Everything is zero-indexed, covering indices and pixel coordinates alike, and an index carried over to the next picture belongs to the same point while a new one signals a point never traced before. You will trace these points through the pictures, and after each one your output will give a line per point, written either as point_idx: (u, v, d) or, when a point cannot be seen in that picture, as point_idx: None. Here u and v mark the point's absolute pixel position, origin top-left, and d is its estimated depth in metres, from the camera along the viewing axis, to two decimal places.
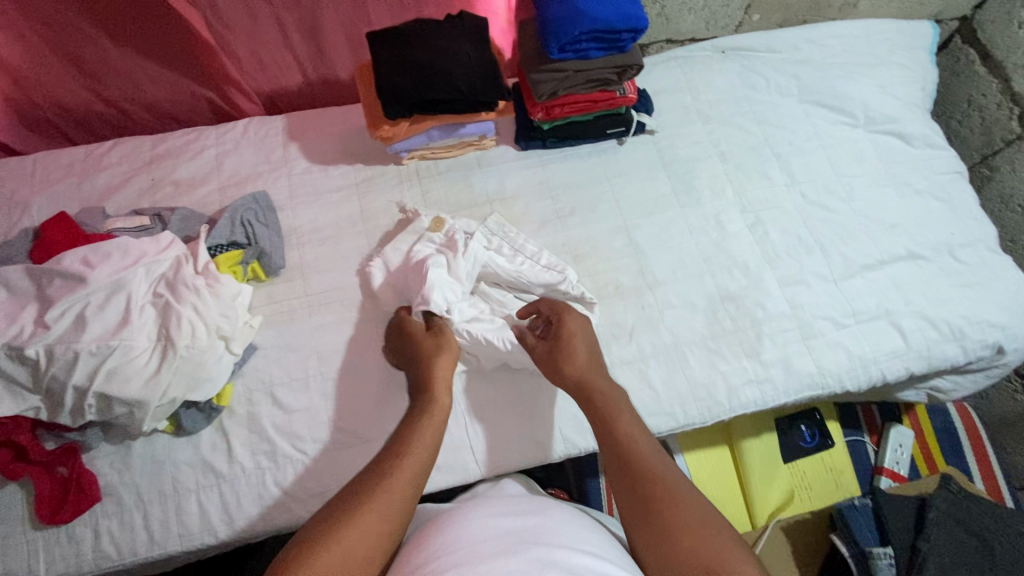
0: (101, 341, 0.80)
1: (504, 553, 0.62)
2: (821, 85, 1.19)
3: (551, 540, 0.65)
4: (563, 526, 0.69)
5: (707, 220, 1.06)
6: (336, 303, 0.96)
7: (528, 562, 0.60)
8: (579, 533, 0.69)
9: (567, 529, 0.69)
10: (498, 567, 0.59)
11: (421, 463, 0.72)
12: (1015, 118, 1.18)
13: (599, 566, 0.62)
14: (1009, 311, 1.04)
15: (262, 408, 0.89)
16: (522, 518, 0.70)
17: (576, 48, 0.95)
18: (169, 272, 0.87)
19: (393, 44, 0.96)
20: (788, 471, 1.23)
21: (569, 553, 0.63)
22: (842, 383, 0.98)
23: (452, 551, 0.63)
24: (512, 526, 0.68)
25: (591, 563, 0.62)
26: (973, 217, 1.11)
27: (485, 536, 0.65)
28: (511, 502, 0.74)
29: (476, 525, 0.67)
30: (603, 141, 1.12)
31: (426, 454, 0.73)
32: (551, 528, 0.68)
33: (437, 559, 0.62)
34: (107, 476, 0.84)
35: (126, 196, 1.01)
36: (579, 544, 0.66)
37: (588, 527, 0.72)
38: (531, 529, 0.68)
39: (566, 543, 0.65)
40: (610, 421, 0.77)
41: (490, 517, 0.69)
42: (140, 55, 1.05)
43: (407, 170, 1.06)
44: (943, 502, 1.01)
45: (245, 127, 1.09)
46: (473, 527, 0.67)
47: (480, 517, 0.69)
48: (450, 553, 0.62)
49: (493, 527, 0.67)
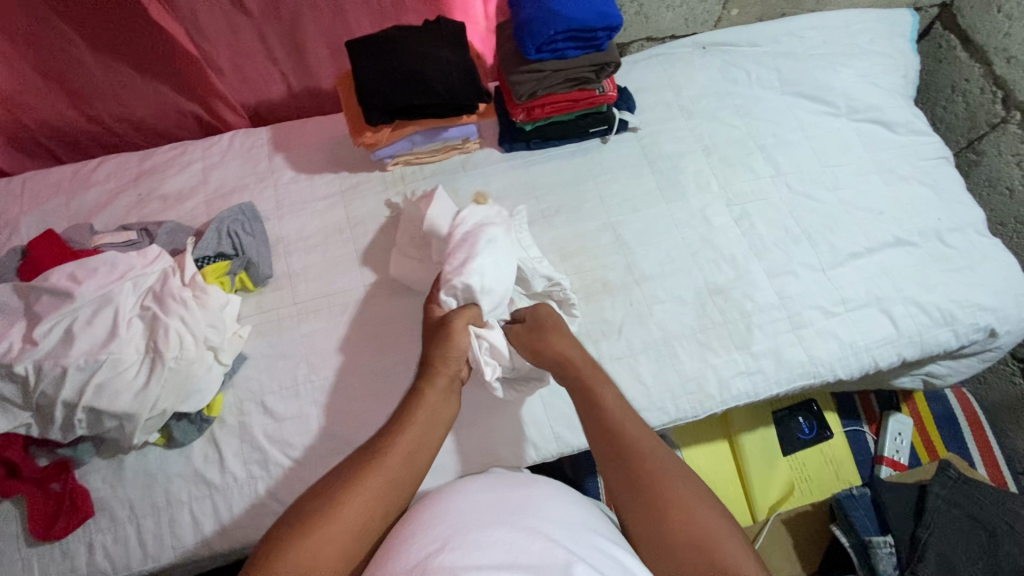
0: (90, 355, 0.80)
1: (491, 525, 0.63)
2: (803, 76, 1.19)
3: (538, 512, 0.66)
4: (551, 497, 0.70)
5: (693, 214, 1.07)
6: (325, 310, 0.96)
7: (513, 533, 0.61)
8: (569, 504, 0.70)
9: (556, 499, 0.70)
10: (484, 539, 0.60)
11: (421, 455, 0.73)
12: (999, 102, 1.18)
13: (585, 537, 0.63)
14: (999, 293, 1.03)
15: (253, 417, 0.89)
16: (511, 489, 0.71)
17: (553, 47, 0.96)
18: (156, 285, 0.88)
19: (373, 50, 0.97)
20: (788, 463, 1.22)
21: (555, 527, 0.64)
22: (834, 372, 0.98)
23: (441, 523, 0.64)
24: (500, 497, 0.69)
25: (574, 535, 0.63)
26: (959, 201, 1.11)
27: (474, 508, 0.66)
28: (500, 476, 0.75)
29: (465, 499, 0.68)
30: (587, 140, 1.13)
31: (426, 446, 0.74)
32: (540, 499, 0.69)
33: (428, 531, 0.63)
34: (99, 491, 0.84)
35: (114, 212, 1.02)
36: (567, 516, 0.67)
37: (575, 497, 0.73)
38: (518, 500, 0.68)
39: (554, 514, 0.66)
40: (593, 395, 0.78)
41: (478, 491, 0.70)
42: (124, 73, 1.06)
43: (392, 176, 1.07)
44: (942, 488, 1.00)
45: (231, 140, 1.10)
46: (461, 503, 0.67)
47: (468, 492, 0.70)
48: (439, 525, 0.64)
49: (480, 500, 0.68)
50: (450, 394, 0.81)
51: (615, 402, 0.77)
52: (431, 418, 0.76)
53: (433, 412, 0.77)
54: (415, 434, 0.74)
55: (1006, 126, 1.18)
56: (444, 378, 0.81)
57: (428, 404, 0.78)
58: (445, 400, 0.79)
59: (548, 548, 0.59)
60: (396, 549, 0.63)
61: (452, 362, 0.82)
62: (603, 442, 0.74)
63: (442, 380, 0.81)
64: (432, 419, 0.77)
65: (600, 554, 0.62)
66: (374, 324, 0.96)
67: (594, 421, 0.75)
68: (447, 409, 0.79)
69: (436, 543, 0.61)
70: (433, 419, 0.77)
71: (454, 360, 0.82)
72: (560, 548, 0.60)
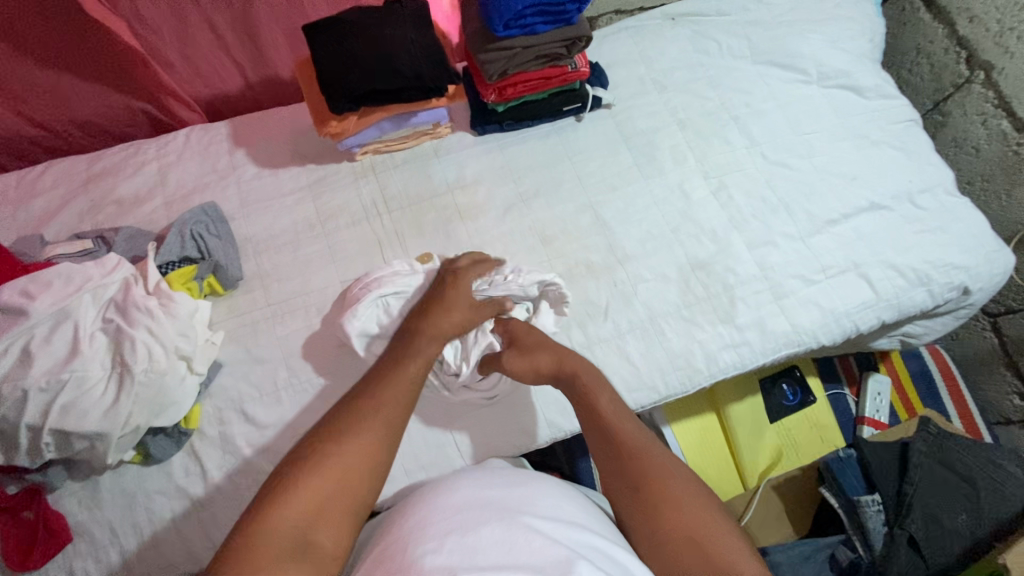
0: (51, 374, 0.75)
1: (489, 522, 0.62)
2: (772, 44, 1.18)
3: (536, 511, 0.65)
4: (548, 494, 0.70)
5: (672, 189, 1.05)
6: (300, 310, 0.92)
7: (510, 533, 0.60)
8: (563, 503, 0.69)
9: (553, 497, 0.70)
10: (482, 539, 0.59)
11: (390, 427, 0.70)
12: (963, 62, 1.19)
13: (583, 535, 0.63)
14: (971, 252, 1.05)
15: (233, 426, 0.86)
16: (508, 486, 0.70)
17: (522, 23, 0.94)
18: (118, 295, 0.83)
19: (331, 35, 0.92)
20: (774, 430, 1.24)
21: (553, 525, 0.63)
22: (818, 339, 0.99)
23: (437, 521, 0.62)
24: (495, 495, 0.67)
25: (569, 533, 0.63)
26: (929, 162, 1.13)
27: (471, 504, 0.65)
28: (492, 473, 0.73)
29: (460, 497, 0.67)
30: (561, 119, 1.10)
31: (413, 395, 0.75)
32: (537, 497, 0.69)
33: (423, 529, 0.62)
34: (76, 514, 0.80)
35: (66, 220, 0.95)
36: (565, 515, 0.66)
37: (568, 493, 0.72)
38: (512, 499, 0.67)
39: (552, 513, 0.66)
40: (590, 400, 0.75)
41: (474, 488, 0.69)
42: (63, 70, 0.99)
43: (362, 166, 1.03)
44: (924, 445, 1.03)
45: (187, 137, 1.04)
46: (454, 500, 0.66)
47: (460, 490, 0.68)
48: (434, 523, 0.62)
49: (473, 498, 0.66)
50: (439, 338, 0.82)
51: (612, 402, 0.75)
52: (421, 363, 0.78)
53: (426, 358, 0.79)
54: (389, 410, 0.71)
55: (970, 85, 1.19)
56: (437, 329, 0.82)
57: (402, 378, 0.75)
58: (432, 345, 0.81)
59: (547, 546, 0.59)
60: (391, 548, 0.61)
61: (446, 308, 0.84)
62: (598, 440, 0.74)
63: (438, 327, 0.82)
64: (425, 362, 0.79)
65: (598, 554, 0.61)
66: None
67: (595, 422, 0.74)
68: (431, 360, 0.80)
69: (435, 540, 0.59)
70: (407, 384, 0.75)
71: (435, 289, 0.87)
72: (560, 547, 0.59)
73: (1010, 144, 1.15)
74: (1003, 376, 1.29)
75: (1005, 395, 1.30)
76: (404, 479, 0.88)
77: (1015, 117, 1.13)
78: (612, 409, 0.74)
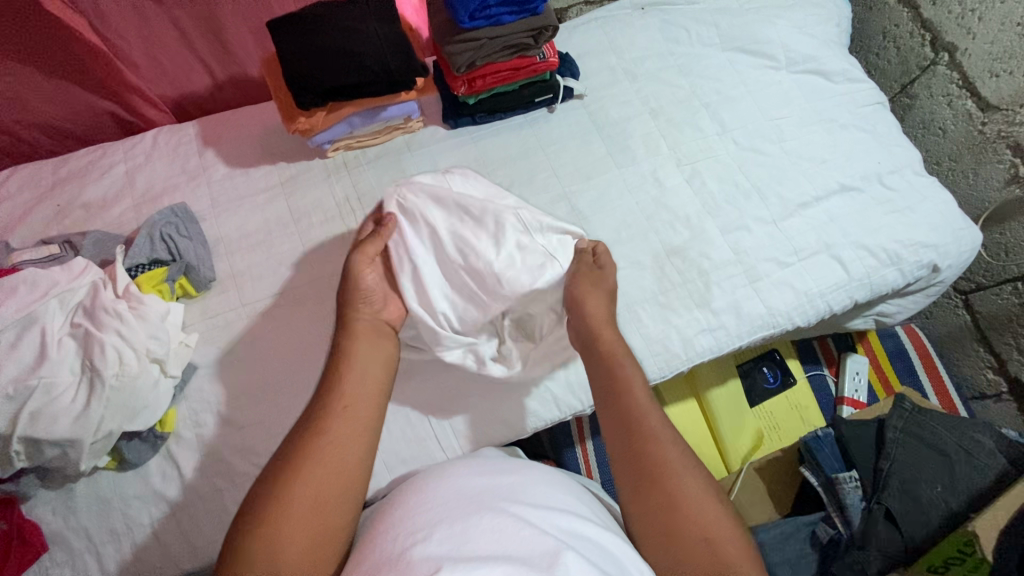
0: (19, 382, 0.74)
1: (477, 512, 0.61)
2: (740, 30, 1.19)
3: (526, 499, 0.65)
4: (539, 484, 0.70)
5: (646, 177, 1.06)
6: (274, 310, 0.92)
7: (499, 521, 0.60)
8: (553, 492, 0.69)
9: (542, 486, 0.69)
10: (472, 527, 0.58)
11: (351, 442, 0.66)
12: (927, 44, 1.21)
13: (571, 523, 0.63)
14: (940, 230, 1.07)
15: (210, 428, 0.85)
16: (497, 477, 0.70)
17: (487, 14, 0.95)
18: (86, 299, 0.82)
19: (298, 30, 0.92)
20: (755, 413, 1.26)
21: (540, 513, 0.63)
22: (792, 320, 1.01)
23: (425, 512, 0.62)
24: (488, 484, 0.67)
25: (558, 520, 0.63)
26: (897, 144, 1.15)
27: (460, 493, 0.65)
28: (482, 463, 0.73)
29: (453, 485, 0.67)
30: (533, 111, 1.10)
31: (365, 411, 0.70)
32: (526, 486, 0.68)
33: (411, 519, 0.62)
34: (51, 523, 0.79)
35: (31, 226, 0.93)
36: (553, 502, 0.66)
37: (557, 482, 0.72)
38: (501, 489, 0.67)
39: (540, 502, 0.65)
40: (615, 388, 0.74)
41: (462, 478, 0.69)
42: (23, 74, 0.97)
43: (334, 163, 1.02)
44: (899, 421, 1.05)
45: (155, 139, 1.03)
46: (445, 490, 0.66)
47: (452, 479, 0.68)
48: (423, 513, 0.62)
49: (464, 487, 0.66)
50: (379, 336, 0.79)
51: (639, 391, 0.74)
52: (364, 363, 0.74)
53: (365, 360, 0.74)
54: (344, 431, 0.67)
55: (935, 67, 1.21)
56: (365, 325, 0.79)
57: (351, 391, 0.70)
58: (375, 348, 0.77)
59: (537, 534, 0.58)
60: (379, 540, 0.61)
61: (367, 304, 0.81)
62: (615, 423, 0.72)
63: (362, 324, 0.79)
64: (367, 366, 0.74)
65: (584, 541, 0.61)
66: (330, 317, 0.91)
67: (620, 414, 0.72)
68: (374, 365, 0.75)
69: (422, 531, 0.59)
70: (359, 391, 0.71)
71: (368, 300, 0.81)
72: (547, 536, 0.59)
73: (975, 123, 1.17)
74: (977, 351, 1.32)
75: (979, 369, 1.32)
76: (386, 475, 0.87)
77: (979, 96, 1.15)
78: (641, 398, 0.73)
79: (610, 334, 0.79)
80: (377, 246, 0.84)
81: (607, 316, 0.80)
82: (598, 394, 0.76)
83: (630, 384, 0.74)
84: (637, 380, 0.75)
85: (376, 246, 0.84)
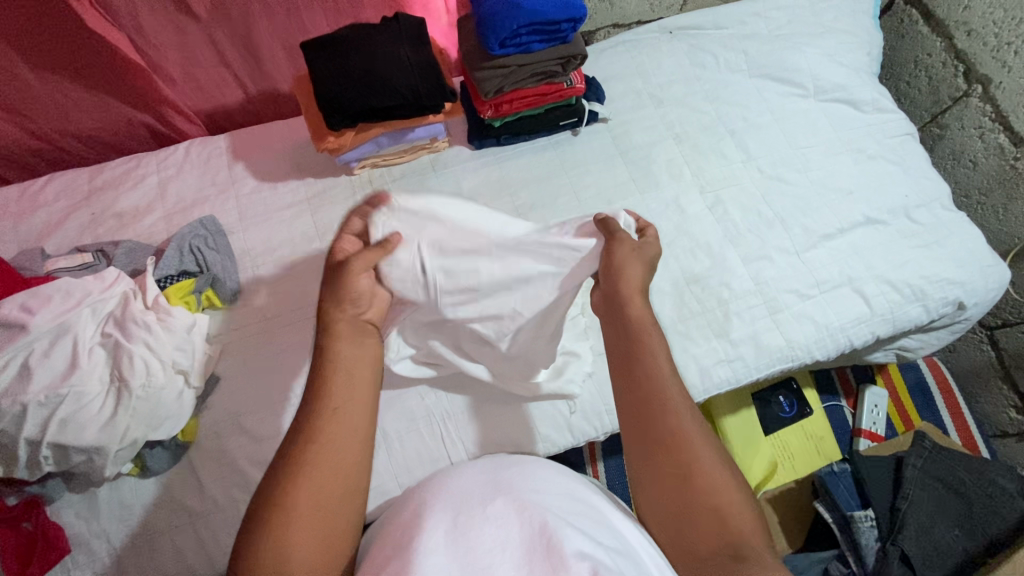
0: (50, 390, 0.76)
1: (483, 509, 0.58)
2: (770, 57, 1.19)
3: (529, 484, 0.63)
4: (542, 469, 0.68)
5: (667, 203, 1.06)
6: (296, 325, 0.93)
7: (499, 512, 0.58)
8: (561, 477, 0.67)
9: (547, 471, 0.67)
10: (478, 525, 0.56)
11: (345, 441, 0.61)
12: (961, 76, 1.19)
13: (579, 510, 0.62)
14: (967, 266, 1.05)
15: (230, 439, 0.86)
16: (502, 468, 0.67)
17: (517, 42, 0.95)
18: (117, 310, 0.84)
19: (328, 52, 0.93)
20: (769, 442, 1.24)
21: (547, 499, 0.61)
22: (812, 354, 1.00)
23: (437, 502, 0.61)
24: (494, 477, 0.64)
25: (562, 505, 0.61)
26: (925, 176, 1.13)
27: (466, 488, 0.63)
28: (486, 460, 0.69)
29: (462, 481, 0.64)
30: (558, 133, 1.11)
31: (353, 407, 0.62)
32: (529, 472, 0.66)
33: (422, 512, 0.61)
34: (74, 526, 0.81)
35: (67, 233, 0.96)
36: (558, 487, 0.64)
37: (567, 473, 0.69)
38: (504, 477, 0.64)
39: (546, 487, 0.64)
40: (636, 348, 0.66)
41: (472, 473, 0.66)
42: (66, 85, 1.00)
43: (360, 179, 1.04)
44: (918, 459, 1.03)
45: (187, 150, 1.06)
46: (455, 484, 0.64)
47: (463, 475, 0.66)
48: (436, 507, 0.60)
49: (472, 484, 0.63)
50: (363, 336, 0.68)
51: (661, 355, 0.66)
52: (348, 368, 0.65)
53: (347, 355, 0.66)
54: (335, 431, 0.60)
55: (968, 99, 1.19)
56: (346, 326, 0.67)
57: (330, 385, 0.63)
58: (358, 347, 0.67)
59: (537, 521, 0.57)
60: (392, 534, 0.59)
61: (355, 303, 0.69)
62: (631, 383, 0.65)
63: (342, 327, 0.67)
64: (351, 365, 0.65)
65: (599, 527, 0.60)
66: None
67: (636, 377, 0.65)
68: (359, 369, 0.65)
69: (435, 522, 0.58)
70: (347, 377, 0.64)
71: (352, 301, 0.69)
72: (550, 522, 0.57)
73: (1007, 157, 1.15)
74: (1000, 389, 1.29)
75: (1002, 407, 1.30)
76: (399, 492, 0.88)
77: (1012, 131, 1.12)
78: (658, 362, 0.65)
79: (643, 303, 0.69)
80: (374, 258, 0.72)
81: (642, 286, 0.71)
82: (613, 354, 0.68)
83: (650, 350, 0.66)
84: (661, 348, 0.66)
85: (371, 258, 0.71)
